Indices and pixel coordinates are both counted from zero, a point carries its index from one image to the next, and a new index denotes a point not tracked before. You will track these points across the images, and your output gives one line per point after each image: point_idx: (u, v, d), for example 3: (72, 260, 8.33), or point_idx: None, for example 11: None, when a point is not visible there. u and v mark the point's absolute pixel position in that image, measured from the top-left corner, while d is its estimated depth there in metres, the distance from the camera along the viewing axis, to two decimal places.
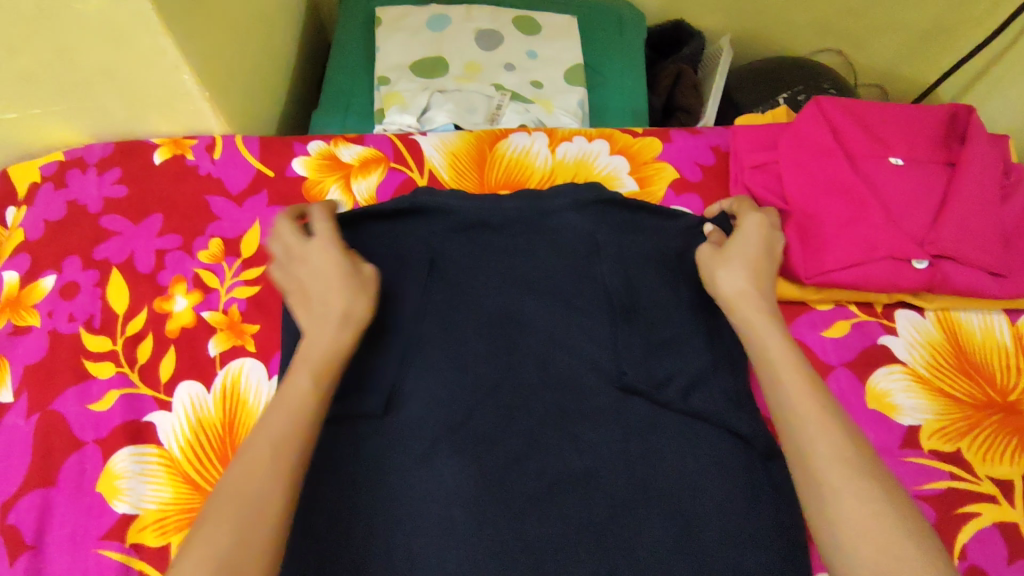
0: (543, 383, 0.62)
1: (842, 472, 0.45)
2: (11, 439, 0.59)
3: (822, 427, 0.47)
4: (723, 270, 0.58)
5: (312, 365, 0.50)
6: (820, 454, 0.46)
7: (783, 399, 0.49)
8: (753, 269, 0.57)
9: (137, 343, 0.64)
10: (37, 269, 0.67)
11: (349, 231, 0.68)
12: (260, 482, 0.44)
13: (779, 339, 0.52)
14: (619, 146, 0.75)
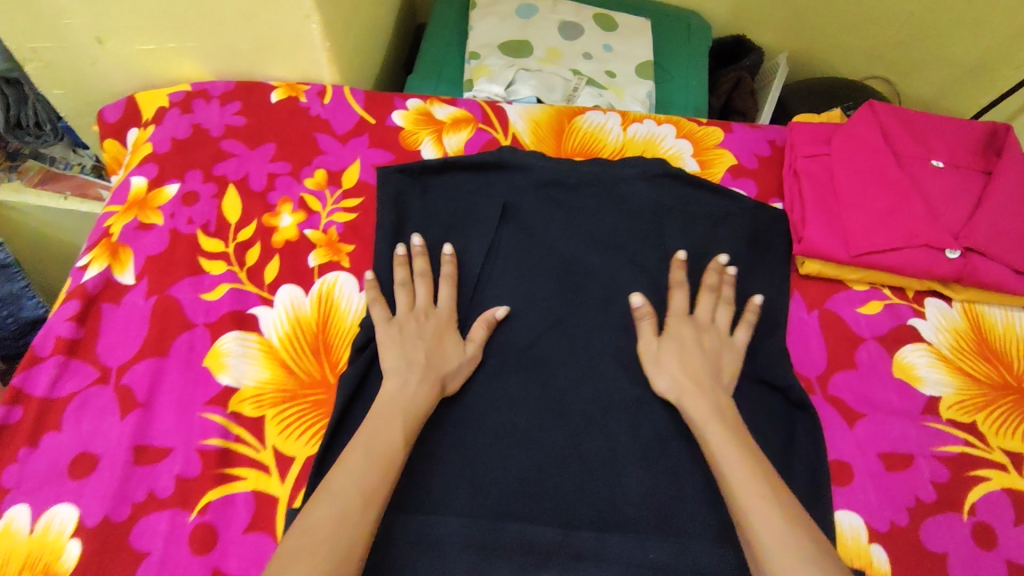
0: (602, 325, 0.69)
1: (786, 554, 0.47)
2: (130, 315, 0.67)
3: (763, 508, 0.51)
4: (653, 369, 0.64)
5: (404, 407, 0.57)
6: (769, 531, 0.49)
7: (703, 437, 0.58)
8: (689, 367, 0.63)
9: (246, 248, 0.72)
10: (162, 177, 0.75)
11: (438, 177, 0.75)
12: (326, 514, 0.47)
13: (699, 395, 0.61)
14: (685, 131, 0.82)
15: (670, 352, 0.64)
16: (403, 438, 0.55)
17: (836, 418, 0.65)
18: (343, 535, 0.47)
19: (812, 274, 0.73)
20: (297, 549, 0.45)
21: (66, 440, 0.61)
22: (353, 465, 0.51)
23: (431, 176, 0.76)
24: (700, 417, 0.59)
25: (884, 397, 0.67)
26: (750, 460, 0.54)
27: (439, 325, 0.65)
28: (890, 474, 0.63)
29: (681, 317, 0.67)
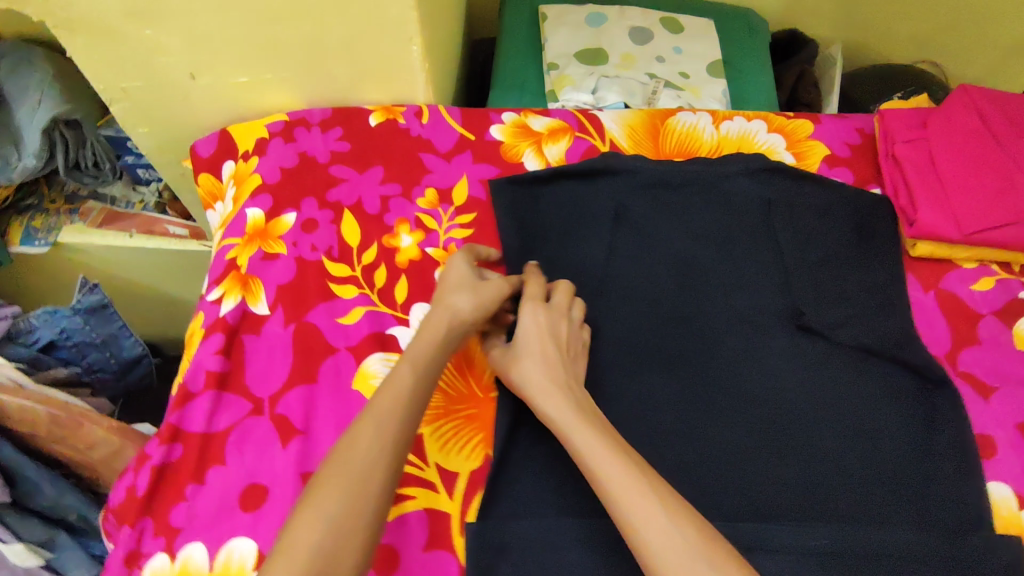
0: (729, 319, 0.70)
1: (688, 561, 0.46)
2: (272, 343, 0.68)
3: (658, 518, 0.48)
4: (515, 365, 0.61)
5: (415, 356, 0.57)
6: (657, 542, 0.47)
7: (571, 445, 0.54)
8: (549, 362, 0.60)
9: (373, 270, 0.73)
10: (278, 207, 0.76)
11: (552, 188, 0.77)
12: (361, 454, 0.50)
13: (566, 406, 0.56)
14: (776, 125, 0.84)
15: (526, 345, 0.61)
16: (411, 369, 0.56)
17: (971, 394, 0.67)
18: (361, 476, 0.49)
19: (923, 256, 0.75)
20: (315, 495, 0.48)
21: (231, 473, 0.61)
22: (365, 426, 0.51)
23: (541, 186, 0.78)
24: (564, 422, 0.55)
25: (1013, 369, 0.69)
26: (626, 460, 0.51)
27: (462, 275, 0.64)
28: None
29: (527, 301, 0.64)
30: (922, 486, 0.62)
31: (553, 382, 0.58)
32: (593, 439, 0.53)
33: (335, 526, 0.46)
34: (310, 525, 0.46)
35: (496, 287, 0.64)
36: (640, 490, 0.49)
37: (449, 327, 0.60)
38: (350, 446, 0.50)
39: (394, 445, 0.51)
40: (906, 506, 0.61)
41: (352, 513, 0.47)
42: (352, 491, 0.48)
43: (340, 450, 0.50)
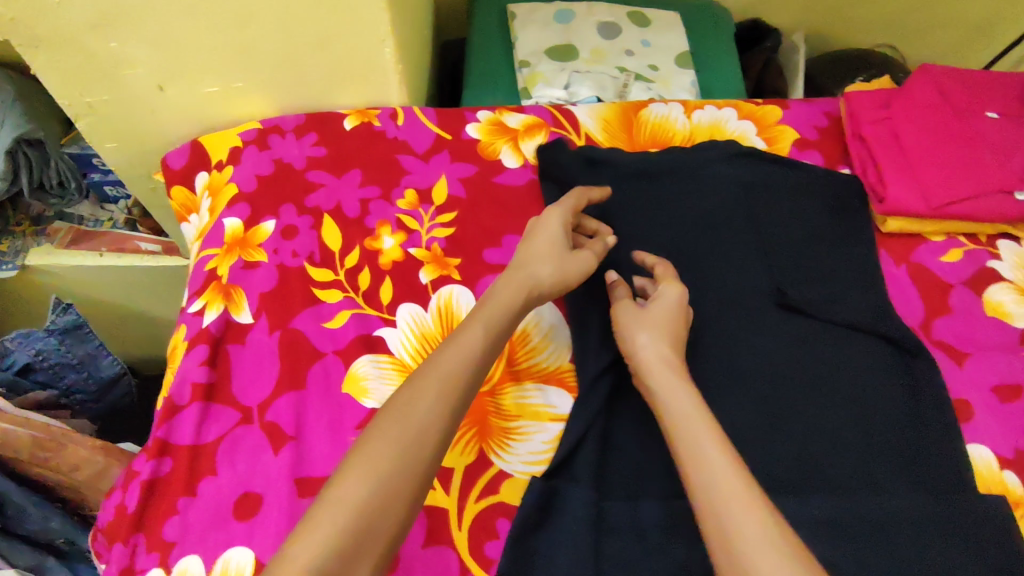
0: (715, 300, 0.71)
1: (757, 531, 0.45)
2: (257, 351, 0.68)
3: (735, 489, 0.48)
4: (641, 330, 0.62)
5: (489, 316, 0.56)
6: (731, 512, 0.46)
7: (685, 440, 0.52)
8: (671, 344, 0.61)
9: (357, 273, 0.73)
10: (257, 215, 0.76)
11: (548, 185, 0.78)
12: (421, 409, 0.48)
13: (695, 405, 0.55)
14: (746, 112, 0.86)
15: (651, 314, 0.63)
16: (484, 333, 0.54)
17: (946, 361, 0.69)
18: (415, 434, 0.47)
19: (894, 231, 0.77)
20: (364, 452, 0.45)
21: (222, 483, 0.61)
22: (428, 381, 0.50)
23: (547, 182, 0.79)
24: (685, 410, 0.54)
25: (985, 335, 0.71)
26: (737, 463, 0.50)
27: (553, 240, 0.64)
28: (1007, 405, 0.67)
29: (672, 283, 0.66)
30: (908, 452, 0.63)
31: (677, 380, 0.58)
32: (711, 437, 0.52)
33: (378, 494, 0.44)
34: (359, 485, 0.44)
35: (580, 263, 0.64)
36: (748, 498, 0.47)
37: (532, 288, 0.60)
38: (403, 402, 0.48)
39: (452, 407, 0.49)
40: (900, 471, 0.62)
41: (399, 478, 0.45)
42: (406, 452, 0.46)
43: (400, 400, 0.48)
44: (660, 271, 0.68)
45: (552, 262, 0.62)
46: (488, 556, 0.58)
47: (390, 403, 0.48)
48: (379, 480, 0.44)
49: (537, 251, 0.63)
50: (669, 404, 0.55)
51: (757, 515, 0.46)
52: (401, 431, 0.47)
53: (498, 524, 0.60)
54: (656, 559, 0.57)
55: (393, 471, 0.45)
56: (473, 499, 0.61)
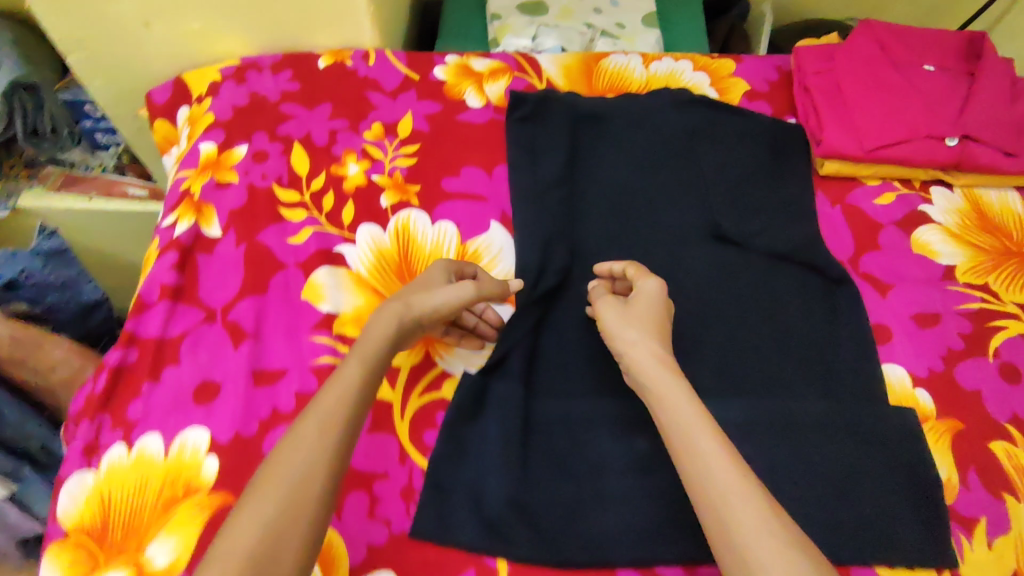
0: (655, 230, 0.76)
1: (765, 539, 0.44)
2: (224, 260, 0.72)
3: (741, 498, 0.46)
4: (632, 328, 0.59)
5: (365, 354, 0.54)
6: (742, 522, 0.45)
7: (693, 455, 0.49)
8: (660, 337, 0.59)
9: (322, 196, 0.77)
10: (231, 140, 0.80)
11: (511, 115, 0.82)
12: (304, 448, 0.47)
13: (697, 412, 0.52)
14: (702, 65, 0.90)
15: (636, 311, 0.61)
16: (361, 371, 0.53)
17: (870, 291, 0.74)
18: (299, 474, 0.46)
19: (831, 175, 0.81)
20: (251, 503, 0.45)
21: (185, 373, 0.66)
22: (305, 427, 0.48)
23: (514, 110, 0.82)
24: (685, 419, 0.51)
25: (909, 269, 0.76)
26: (750, 480, 0.48)
27: (430, 281, 0.63)
28: (924, 331, 0.72)
29: (651, 280, 0.64)
30: (821, 367, 0.69)
31: (674, 379, 0.54)
32: (717, 451, 0.49)
33: (268, 540, 0.43)
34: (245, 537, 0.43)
35: (456, 288, 0.61)
36: (765, 521, 0.45)
37: (401, 318, 0.57)
38: (292, 444, 0.48)
39: (335, 444, 0.48)
40: (812, 383, 0.68)
41: (287, 522, 0.44)
42: (293, 495, 0.45)
43: (279, 448, 0.48)
44: (632, 273, 0.67)
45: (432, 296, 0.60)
46: (426, 442, 0.64)
47: (277, 449, 0.48)
48: (268, 527, 0.43)
49: (411, 290, 0.61)
50: (664, 404, 0.53)
51: (765, 522, 0.45)
52: (287, 477, 0.46)
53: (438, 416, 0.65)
54: (576, 446, 0.63)
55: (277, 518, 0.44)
56: (417, 394, 0.66)
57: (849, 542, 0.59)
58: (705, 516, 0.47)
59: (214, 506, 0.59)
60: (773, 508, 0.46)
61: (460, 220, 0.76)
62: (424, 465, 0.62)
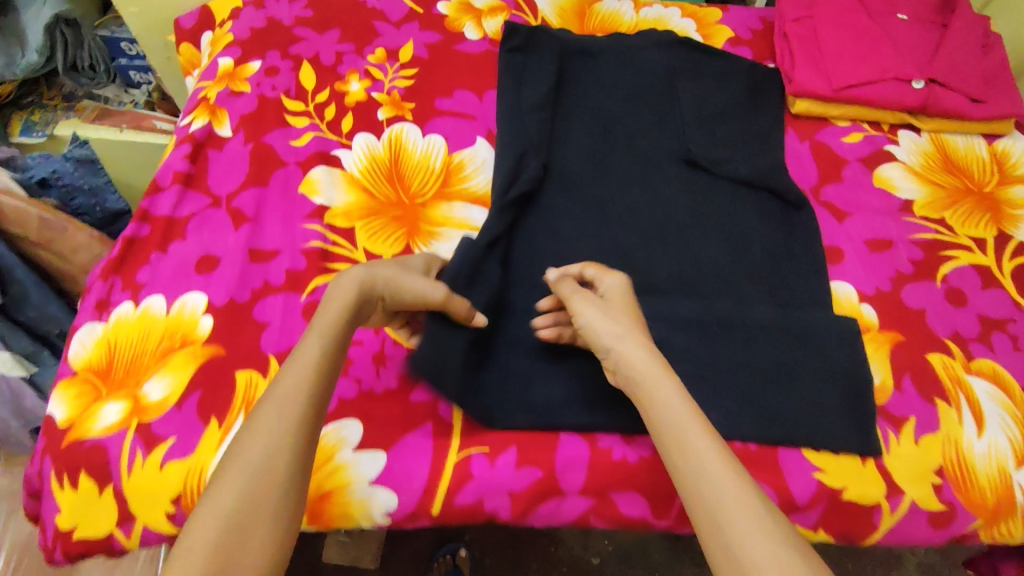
0: (630, 154, 0.81)
1: (761, 541, 0.43)
2: (232, 156, 0.80)
3: (737, 499, 0.45)
4: (610, 318, 0.57)
5: (325, 327, 0.53)
6: (737, 525, 0.44)
7: (682, 454, 0.48)
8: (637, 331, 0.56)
9: (324, 107, 0.84)
10: (246, 57, 0.88)
11: (507, 43, 0.87)
12: (267, 433, 0.46)
13: (686, 407, 0.50)
14: (689, 13, 0.96)
15: (615, 308, 0.58)
16: (320, 353, 0.51)
17: (828, 217, 0.79)
18: (263, 455, 0.45)
19: (803, 114, 0.86)
20: (214, 490, 0.44)
21: (190, 246, 0.73)
22: (265, 415, 0.47)
23: (510, 38, 0.87)
24: (675, 418, 0.50)
25: (868, 201, 0.80)
26: (740, 477, 0.46)
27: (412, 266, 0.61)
28: (876, 255, 0.76)
29: (614, 275, 0.62)
30: (774, 281, 0.73)
31: (664, 374, 0.52)
32: (707, 447, 0.48)
33: (234, 522, 0.43)
34: (208, 523, 0.42)
35: (426, 280, 0.58)
36: (755, 519, 0.44)
37: (359, 292, 0.55)
38: (253, 431, 0.47)
39: (297, 426, 0.48)
40: (763, 292, 0.72)
41: (252, 507, 0.44)
42: (256, 480, 0.45)
43: (241, 436, 0.46)
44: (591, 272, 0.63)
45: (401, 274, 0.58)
46: None
47: (237, 436, 0.47)
48: (238, 509, 0.43)
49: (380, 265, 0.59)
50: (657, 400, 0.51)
51: (761, 523, 0.44)
52: (252, 461, 0.45)
53: None
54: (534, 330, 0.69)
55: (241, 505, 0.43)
56: None
57: (779, 426, 0.64)
58: (697, 517, 0.46)
59: (202, 358, 0.66)
60: (770, 510, 0.45)
61: (449, 135, 0.83)
62: (395, 337, 0.68)
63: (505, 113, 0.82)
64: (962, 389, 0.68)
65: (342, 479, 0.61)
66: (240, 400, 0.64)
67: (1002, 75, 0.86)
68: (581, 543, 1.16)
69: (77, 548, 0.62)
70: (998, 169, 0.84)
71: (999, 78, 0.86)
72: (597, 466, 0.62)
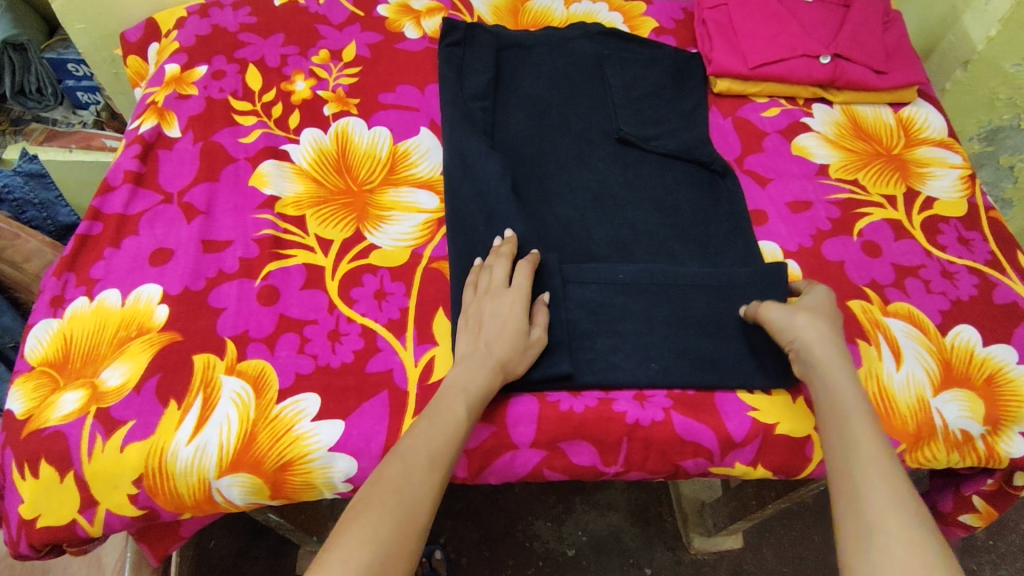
0: (567, 134, 0.86)
1: (887, 508, 0.51)
2: (182, 155, 0.82)
3: (880, 473, 0.53)
4: (806, 316, 0.65)
5: (469, 396, 0.60)
6: (877, 504, 0.51)
7: (851, 445, 0.56)
8: (832, 332, 0.65)
9: (271, 106, 0.87)
10: (193, 62, 0.91)
11: (448, 37, 0.92)
12: (419, 480, 0.54)
13: (861, 415, 0.58)
14: (615, 7, 1.02)
15: (818, 309, 0.66)
16: (466, 413, 0.59)
17: (752, 184, 0.84)
18: (411, 495, 0.53)
19: (724, 93, 0.92)
20: (367, 513, 0.50)
21: (142, 241, 0.74)
22: (418, 458, 0.55)
23: (451, 33, 0.93)
24: (851, 419, 0.58)
25: (788, 167, 0.86)
26: (897, 476, 0.53)
27: (509, 321, 0.65)
28: (797, 215, 0.82)
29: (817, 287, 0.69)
30: (704, 244, 0.78)
31: (845, 378, 0.61)
32: (872, 444, 0.55)
33: (383, 548, 0.49)
34: (361, 544, 0.48)
35: (531, 343, 0.65)
36: (897, 508, 0.51)
37: (497, 376, 0.62)
38: (410, 471, 0.54)
39: (441, 479, 0.56)
40: (694, 254, 0.77)
41: (399, 537, 0.50)
42: (403, 520, 0.51)
43: (396, 469, 0.54)
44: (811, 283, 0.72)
45: (521, 355, 0.64)
46: (353, 296, 0.71)
47: (386, 464, 0.55)
48: (382, 542, 0.49)
49: (496, 339, 0.64)
50: (830, 391, 0.61)
51: (896, 495, 0.52)
52: (403, 501, 0.52)
53: (364, 277, 0.73)
54: None
55: (390, 540, 0.50)
56: (347, 260, 0.74)
57: (712, 372, 0.68)
58: (843, 485, 0.54)
59: (160, 344, 0.66)
60: (907, 488, 0.52)
61: (394, 126, 0.87)
62: (349, 313, 0.70)
63: (448, 99, 0.86)
64: (880, 329, 0.72)
65: (301, 449, 0.63)
66: (199, 382, 0.64)
67: (901, 49, 0.94)
68: (554, 534, 1.17)
69: (42, 536, 0.62)
70: (904, 134, 0.91)
71: (898, 52, 0.94)
72: (545, 419, 0.65)
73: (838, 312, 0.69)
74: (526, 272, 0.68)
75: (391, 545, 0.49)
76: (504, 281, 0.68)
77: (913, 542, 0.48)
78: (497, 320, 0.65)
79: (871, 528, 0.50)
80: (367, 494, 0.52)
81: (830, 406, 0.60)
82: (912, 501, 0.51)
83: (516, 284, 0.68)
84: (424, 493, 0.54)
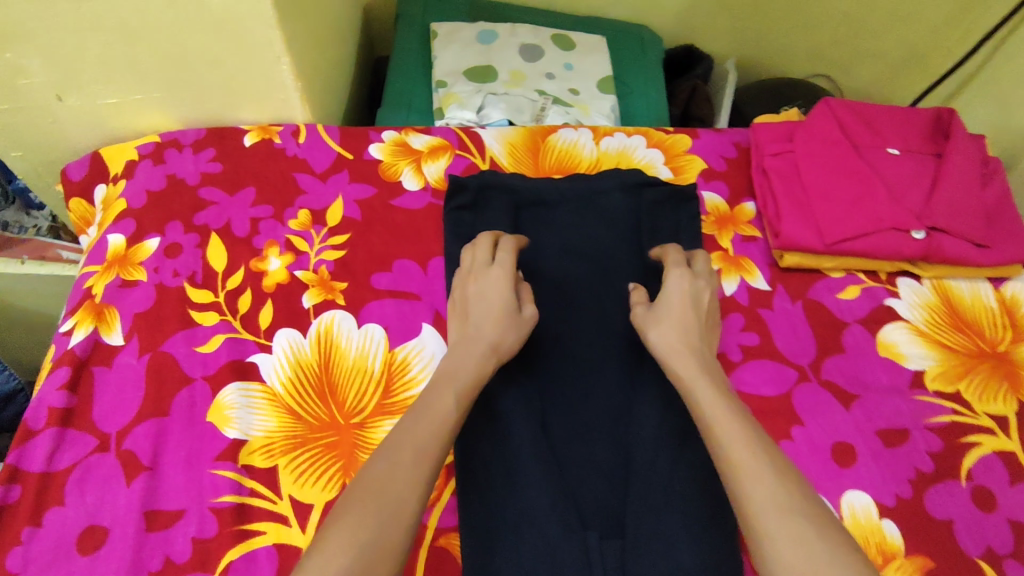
0: (605, 334, 0.70)
1: (772, 509, 0.46)
2: (123, 374, 0.65)
3: (751, 462, 0.48)
4: (654, 329, 0.61)
5: (458, 385, 0.54)
6: (755, 501, 0.46)
7: (714, 436, 0.51)
8: (686, 331, 0.61)
9: (237, 296, 0.71)
10: (142, 232, 0.74)
11: (457, 200, 0.76)
12: (402, 477, 0.46)
13: (721, 400, 0.53)
14: (654, 141, 0.86)
15: (663, 311, 0.62)
16: (456, 403, 0.52)
17: (833, 403, 0.68)
18: (396, 487, 0.45)
19: (793, 267, 0.76)
20: (348, 514, 0.43)
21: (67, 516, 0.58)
22: (402, 453, 0.47)
23: (462, 193, 0.76)
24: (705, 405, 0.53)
25: (874, 376, 0.70)
26: (764, 458, 0.49)
27: (500, 298, 0.61)
28: (891, 451, 0.66)
29: (674, 275, 0.65)
30: None
31: (694, 366, 0.57)
32: (731, 425, 0.51)
33: (365, 552, 0.42)
34: (341, 548, 0.41)
35: (521, 324, 0.61)
36: (778, 503, 0.46)
37: (488, 358, 0.57)
38: (392, 466, 0.46)
39: (430, 474, 0.47)
40: None
41: (383, 539, 0.43)
42: (384, 520, 0.43)
43: (377, 470, 0.46)
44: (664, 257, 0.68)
45: (513, 330, 0.60)
46: None
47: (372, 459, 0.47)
48: (359, 550, 0.42)
49: (488, 322, 0.60)
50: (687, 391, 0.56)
51: (773, 481, 0.47)
52: (385, 500, 0.44)
53: None
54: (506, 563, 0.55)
55: (371, 546, 0.42)
56: None
57: None
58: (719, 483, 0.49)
59: None
60: (784, 480, 0.47)
61: (389, 322, 0.70)
62: None
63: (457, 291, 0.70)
64: None
65: None
66: None
67: (1004, 211, 0.78)
68: None
69: None
70: (1010, 322, 0.75)
71: (999, 215, 0.78)
72: None
73: (697, 291, 0.64)
74: (513, 249, 0.66)
75: (371, 556, 0.42)
76: (487, 258, 0.65)
77: (801, 540, 0.44)
78: (484, 298, 0.62)
79: (755, 525, 0.45)
80: (347, 495, 0.45)
81: (691, 400, 0.55)
82: (792, 493, 0.47)
83: (500, 260, 0.64)
84: (415, 488, 0.46)
